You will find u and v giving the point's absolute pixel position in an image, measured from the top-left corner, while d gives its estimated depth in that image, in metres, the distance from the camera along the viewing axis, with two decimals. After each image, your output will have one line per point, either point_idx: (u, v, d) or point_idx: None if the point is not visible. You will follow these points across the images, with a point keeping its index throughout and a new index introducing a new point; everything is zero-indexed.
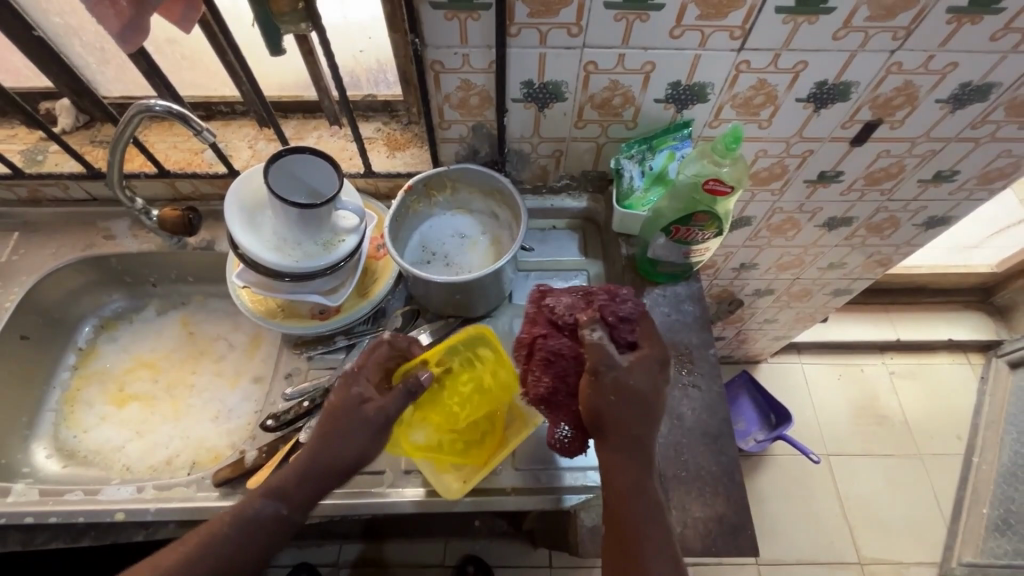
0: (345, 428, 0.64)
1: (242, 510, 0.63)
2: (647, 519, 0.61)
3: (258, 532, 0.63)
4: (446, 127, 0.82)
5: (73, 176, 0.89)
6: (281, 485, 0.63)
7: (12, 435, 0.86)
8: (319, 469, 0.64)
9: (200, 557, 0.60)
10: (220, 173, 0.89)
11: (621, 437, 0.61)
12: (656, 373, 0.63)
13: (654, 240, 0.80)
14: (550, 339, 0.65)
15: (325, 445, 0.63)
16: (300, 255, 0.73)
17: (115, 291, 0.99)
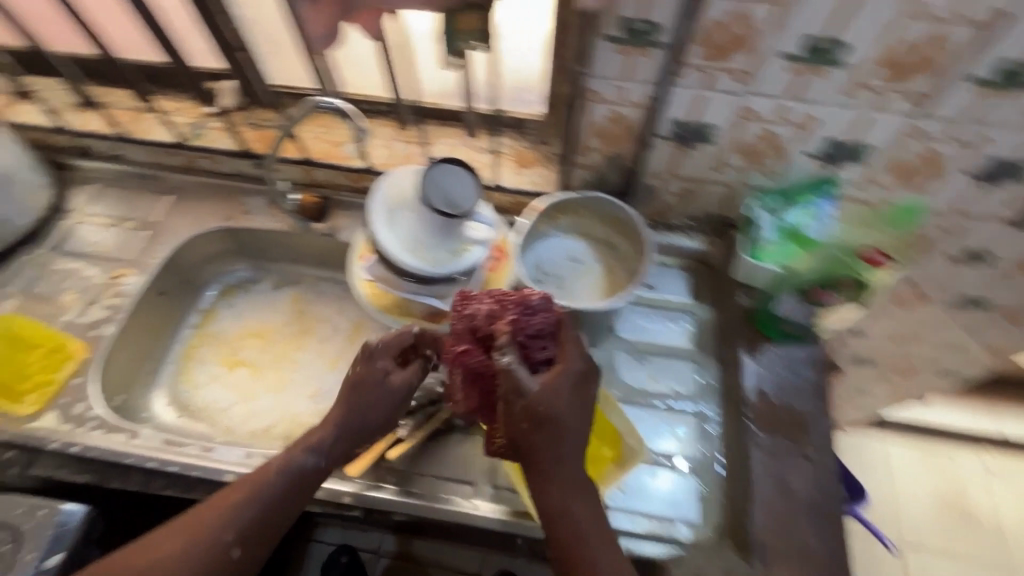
0: (378, 396, 0.70)
1: (286, 460, 0.66)
2: (576, 542, 0.60)
3: (305, 484, 0.66)
4: (582, 153, 0.82)
5: (227, 152, 0.97)
6: (325, 441, 0.67)
7: (139, 380, 0.93)
8: (357, 430, 0.69)
9: (254, 500, 0.63)
10: (355, 167, 0.94)
11: (541, 459, 0.62)
12: (568, 389, 0.63)
13: (784, 298, 0.79)
14: (467, 356, 0.67)
15: (362, 413, 0.69)
16: (427, 256, 0.75)
17: (239, 261, 1.05)
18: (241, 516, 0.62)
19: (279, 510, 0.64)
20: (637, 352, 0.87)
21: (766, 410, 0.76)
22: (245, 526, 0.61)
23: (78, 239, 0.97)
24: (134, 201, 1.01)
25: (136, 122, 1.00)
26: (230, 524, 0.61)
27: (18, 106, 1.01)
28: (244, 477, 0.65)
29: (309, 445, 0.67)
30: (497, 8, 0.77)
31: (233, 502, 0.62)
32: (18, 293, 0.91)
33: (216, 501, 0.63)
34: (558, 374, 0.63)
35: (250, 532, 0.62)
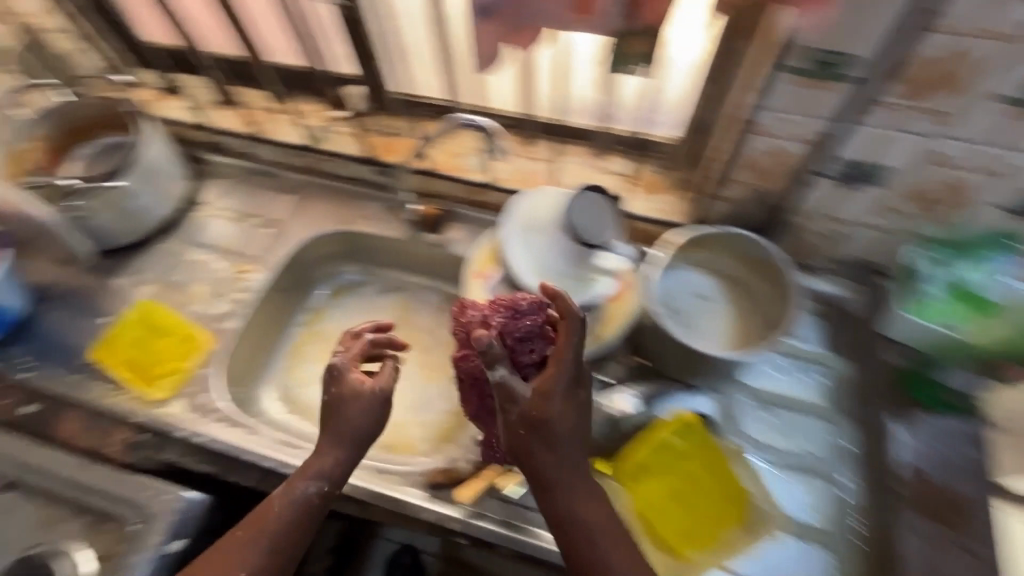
0: (359, 408, 0.70)
1: (286, 493, 0.67)
2: (585, 547, 0.60)
3: (310, 510, 0.67)
4: (724, 185, 0.77)
5: (351, 158, 0.99)
6: (324, 465, 0.68)
7: (254, 373, 0.96)
8: (350, 447, 0.70)
9: (265, 533, 0.64)
10: (478, 181, 0.94)
11: (544, 468, 0.61)
12: (562, 397, 0.61)
13: (957, 370, 0.73)
14: (466, 362, 0.73)
15: (343, 432, 0.69)
16: (555, 277, 0.72)
17: (348, 264, 1.07)
18: (253, 552, 0.63)
19: (294, 539, 0.65)
20: (764, 403, 0.80)
21: (919, 488, 0.69)
22: (257, 560, 0.62)
23: (208, 231, 1.02)
24: (259, 198, 1.06)
25: (268, 123, 1.04)
26: (247, 561, 0.62)
27: (164, 101, 1.09)
28: (250, 522, 0.65)
29: (307, 477, 0.67)
30: (668, 26, 0.69)
31: (245, 542, 0.63)
32: (154, 280, 0.97)
33: (229, 547, 0.63)
34: (550, 380, 0.61)
35: (268, 565, 0.63)
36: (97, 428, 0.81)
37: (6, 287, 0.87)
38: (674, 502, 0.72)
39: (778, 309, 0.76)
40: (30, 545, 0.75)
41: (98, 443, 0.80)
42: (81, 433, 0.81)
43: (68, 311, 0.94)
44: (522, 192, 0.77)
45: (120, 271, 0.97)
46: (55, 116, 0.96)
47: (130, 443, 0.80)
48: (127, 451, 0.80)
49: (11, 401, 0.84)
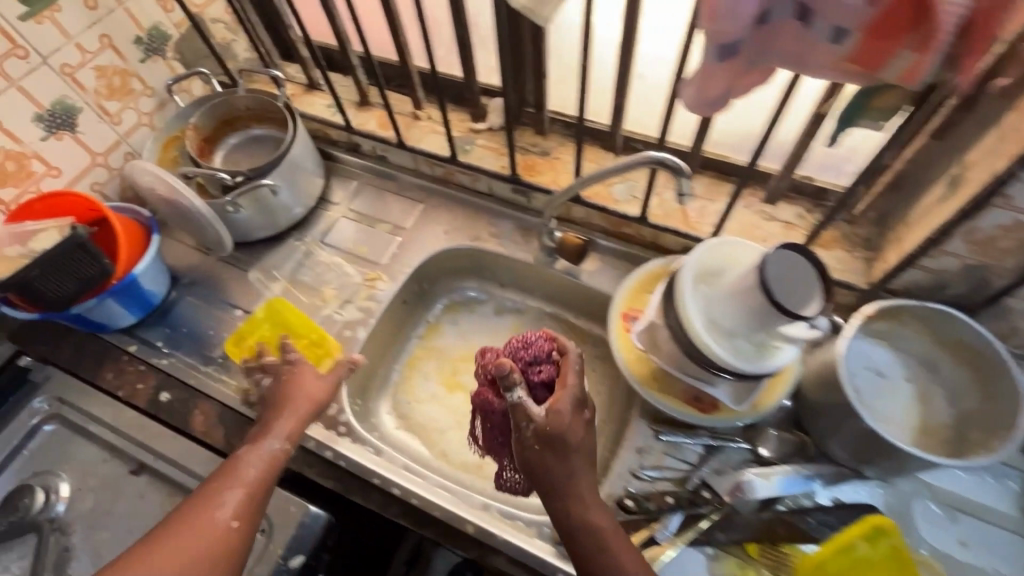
0: (307, 376, 0.77)
1: (253, 452, 0.69)
2: (592, 548, 0.61)
3: (275, 466, 0.69)
4: (930, 255, 0.68)
5: (493, 174, 0.95)
6: (284, 425, 0.72)
7: (372, 384, 0.95)
8: (305, 413, 0.74)
9: (234, 482, 0.66)
10: (629, 215, 0.87)
11: (554, 481, 0.63)
12: (570, 414, 0.66)
13: None
14: (478, 395, 0.77)
15: (301, 402, 0.74)
16: (734, 349, 0.66)
17: (470, 279, 1.04)
18: (221, 498, 0.64)
19: (264, 492, 0.67)
20: (948, 507, 0.70)
21: None
22: (233, 505, 0.64)
23: (338, 233, 1.01)
24: (389, 204, 1.04)
25: (407, 129, 1.02)
26: (229, 506, 0.64)
27: (307, 96, 1.09)
28: (221, 477, 0.66)
29: (269, 437, 0.71)
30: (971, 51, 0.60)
31: (228, 487, 0.65)
32: (286, 277, 0.97)
33: (210, 496, 0.64)
34: (562, 398, 0.67)
35: (248, 509, 0.65)
36: (226, 426, 0.82)
37: (153, 272, 0.88)
38: None
39: (993, 416, 0.66)
40: None
41: (229, 442, 0.81)
42: (211, 429, 0.82)
43: (203, 300, 0.95)
44: (704, 239, 0.70)
45: (253, 264, 0.98)
46: (211, 106, 0.98)
47: None
48: None
49: (149, 386, 0.86)
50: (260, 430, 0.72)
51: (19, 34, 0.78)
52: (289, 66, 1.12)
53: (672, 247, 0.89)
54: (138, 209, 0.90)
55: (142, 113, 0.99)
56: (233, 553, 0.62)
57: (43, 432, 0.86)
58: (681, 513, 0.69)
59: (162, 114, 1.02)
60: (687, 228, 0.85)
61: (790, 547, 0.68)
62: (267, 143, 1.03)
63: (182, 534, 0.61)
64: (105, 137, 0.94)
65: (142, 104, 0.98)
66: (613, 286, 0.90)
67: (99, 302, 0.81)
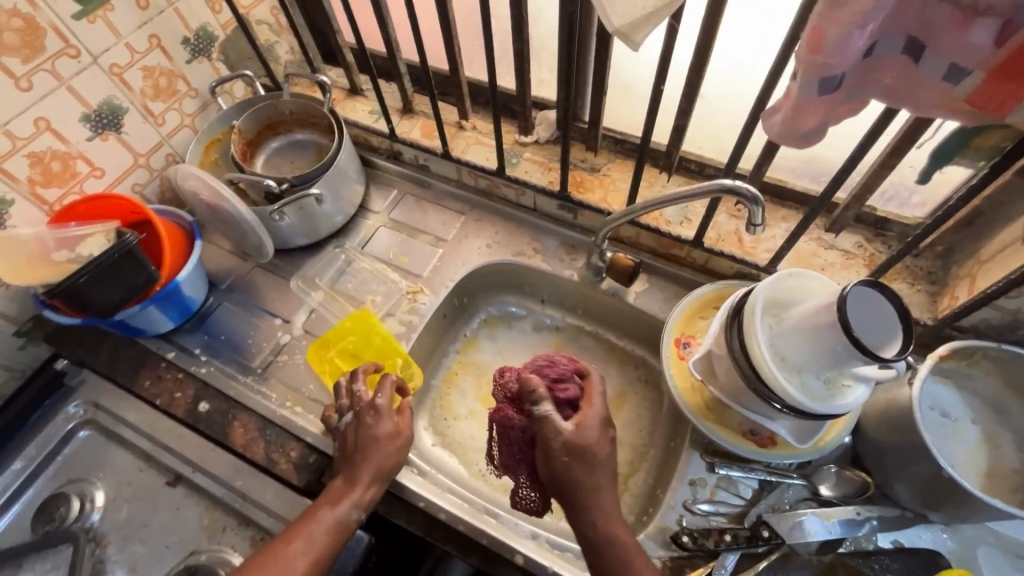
0: (388, 436, 0.73)
1: (322, 516, 0.66)
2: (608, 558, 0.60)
3: (344, 535, 0.66)
4: (1008, 296, 0.65)
5: (539, 189, 0.93)
6: (362, 490, 0.68)
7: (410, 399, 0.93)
8: (382, 481, 0.70)
9: (304, 548, 0.63)
10: (682, 237, 0.85)
11: (578, 492, 0.63)
12: (598, 429, 0.65)
13: None
14: (500, 410, 0.72)
15: (373, 468, 0.70)
16: (802, 386, 0.64)
17: (510, 294, 1.02)
18: (290, 564, 0.62)
19: (326, 562, 0.64)
20: (1013, 555, 0.68)
21: None
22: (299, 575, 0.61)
23: (379, 242, 0.99)
24: (430, 214, 1.02)
25: (453, 139, 0.99)
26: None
27: (349, 101, 1.07)
28: (287, 539, 0.64)
29: (339, 501, 0.67)
30: None
31: (295, 552, 0.63)
32: (325, 286, 0.95)
33: (276, 558, 0.62)
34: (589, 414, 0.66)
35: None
36: (267, 440, 0.79)
37: (195, 278, 0.87)
38: None
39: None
40: (193, 551, 0.76)
41: (269, 457, 0.78)
42: (252, 443, 0.79)
43: (240, 307, 0.94)
44: (777, 271, 0.68)
45: (292, 272, 0.97)
46: (256, 110, 0.97)
47: (297, 462, 0.78)
48: (294, 472, 0.77)
49: (188, 395, 0.84)
50: (335, 490, 0.69)
51: (71, 33, 0.77)
52: (332, 69, 1.10)
53: (724, 271, 0.86)
54: (181, 213, 0.89)
55: (185, 115, 0.97)
56: None
57: (78, 437, 0.85)
58: (738, 552, 0.67)
59: (204, 115, 1.00)
60: (744, 253, 0.83)
61: None
62: (308, 148, 1.01)
63: None
64: (147, 138, 0.92)
65: (186, 105, 0.96)
66: (661, 309, 0.88)
67: (142, 309, 0.81)
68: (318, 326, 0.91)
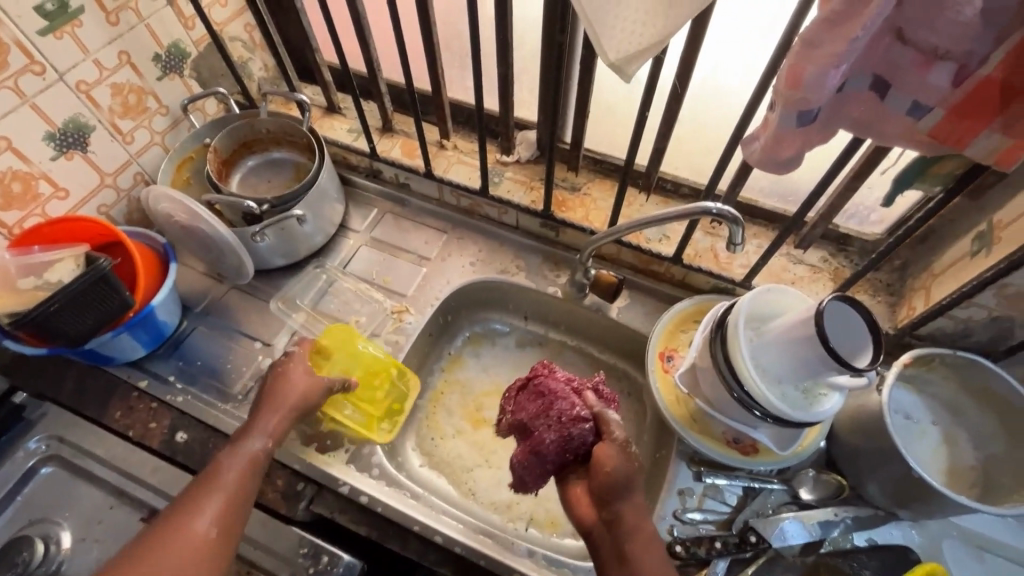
0: (295, 373, 0.75)
1: (236, 452, 0.66)
2: (649, 552, 0.58)
3: (256, 466, 0.66)
4: (962, 307, 0.71)
5: (521, 208, 0.95)
6: (268, 423, 0.70)
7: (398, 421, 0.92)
8: (289, 411, 0.72)
9: (212, 486, 0.63)
10: (662, 254, 0.88)
11: (633, 492, 0.61)
12: None
13: None
14: (549, 383, 0.71)
15: (286, 397, 0.72)
16: (782, 395, 0.68)
17: (493, 312, 1.03)
18: (205, 506, 0.61)
19: (248, 496, 0.65)
20: (973, 546, 0.73)
21: None
22: (214, 510, 0.61)
23: (360, 262, 0.98)
24: (411, 233, 1.01)
25: (435, 158, 1.00)
26: (208, 513, 0.61)
27: (327, 119, 1.06)
28: (203, 481, 0.63)
29: (251, 433, 0.69)
30: None
31: (208, 493, 0.62)
32: (307, 307, 0.94)
33: (188, 505, 0.61)
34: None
35: (230, 512, 0.62)
36: None
37: (170, 302, 0.85)
38: None
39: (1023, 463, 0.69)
40: None
41: None
42: None
43: (217, 330, 0.91)
44: (755, 286, 0.72)
45: (271, 294, 0.94)
46: (231, 129, 0.94)
47: (284, 491, 0.76)
48: (281, 502, 0.76)
49: (164, 426, 0.81)
50: (243, 430, 0.69)
51: (37, 49, 0.73)
52: (307, 86, 1.08)
53: (701, 285, 0.90)
54: (153, 235, 0.86)
55: (155, 132, 0.93)
56: (219, 562, 0.59)
57: (39, 474, 0.80)
58: (727, 559, 0.70)
59: (174, 133, 0.97)
60: (720, 269, 0.87)
61: None
62: (285, 166, 1.00)
63: (165, 546, 0.58)
64: (115, 157, 0.89)
65: (156, 122, 0.93)
66: (643, 324, 0.91)
67: (114, 336, 0.78)
68: None
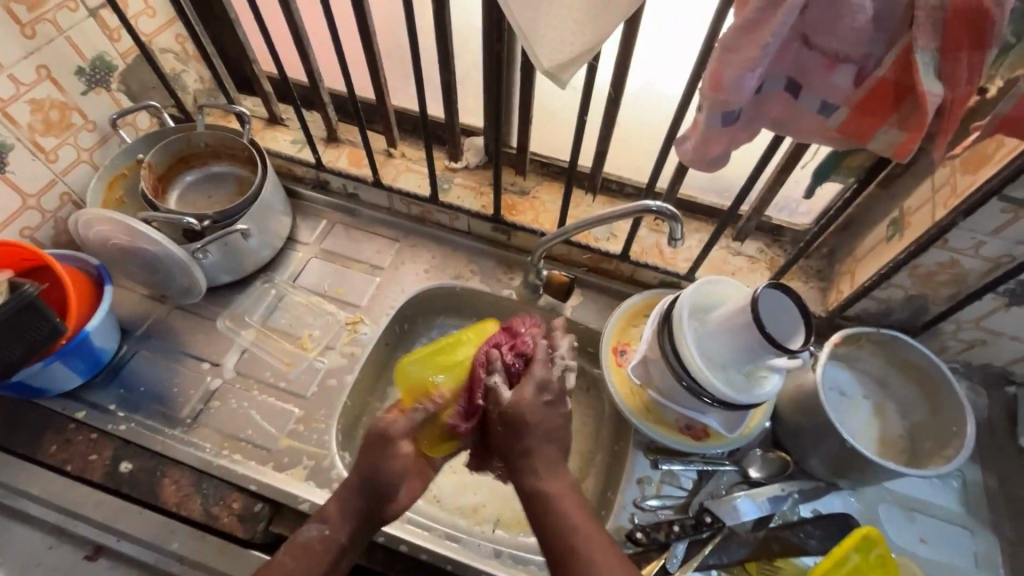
0: (386, 456, 0.66)
1: (295, 541, 0.62)
2: (544, 515, 0.58)
3: (309, 558, 0.61)
4: (883, 287, 0.77)
5: (472, 212, 0.96)
6: (333, 507, 0.64)
7: (358, 433, 0.90)
8: (358, 499, 0.64)
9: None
10: (611, 252, 0.91)
11: (519, 460, 0.61)
12: (540, 402, 0.62)
13: None
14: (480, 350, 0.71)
15: (368, 479, 0.65)
16: (727, 380, 0.71)
17: (450, 317, 1.02)
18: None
19: None
20: (906, 508, 0.79)
21: None
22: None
23: (311, 275, 0.96)
24: (363, 243, 1.00)
25: (383, 167, 0.99)
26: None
27: (269, 131, 1.04)
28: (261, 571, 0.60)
29: (307, 522, 0.64)
30: None
31: None
32: (257, 324, 0.91)
33: None
34: (530, 384, 0.63)
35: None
36: (204, 494, 0.74)
37: (107, 326, 0.81)
38: None
39: (943, 426, 0.75)
40: None
41: (208, 512, 0.73)
42: (187, 500, 0.74)
43: (160, 353, 0.87)
44: (696, 278, 0.76)
45: (218, 312, 0.91)
46: (166, 144, 0.91)
47: (240, 514, 0.73)
48: (238, 526, 0.73)
49: (105, 457, 0.77)
50: (322, 510, 0.64)
51: None
52: (247, 98, 1.05)
53: (650, 280, 0.94)
54: (86, 257, 0.82)
55: (82, 149, 0.88)
56: None
57: None
58: (685, 541, 0.73)
59: (104, 149, 0.92)
60: (666, 264, 0.90)
61: (785, 561, 0.74)
62: (227, 180, 0.97)
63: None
64: (38, 176, 0.84)
65: (82, 139, 0.88)
66: (597, 321, 0.93)
67: (45, 366, 0.74)
68: (250, 366, 0.87)
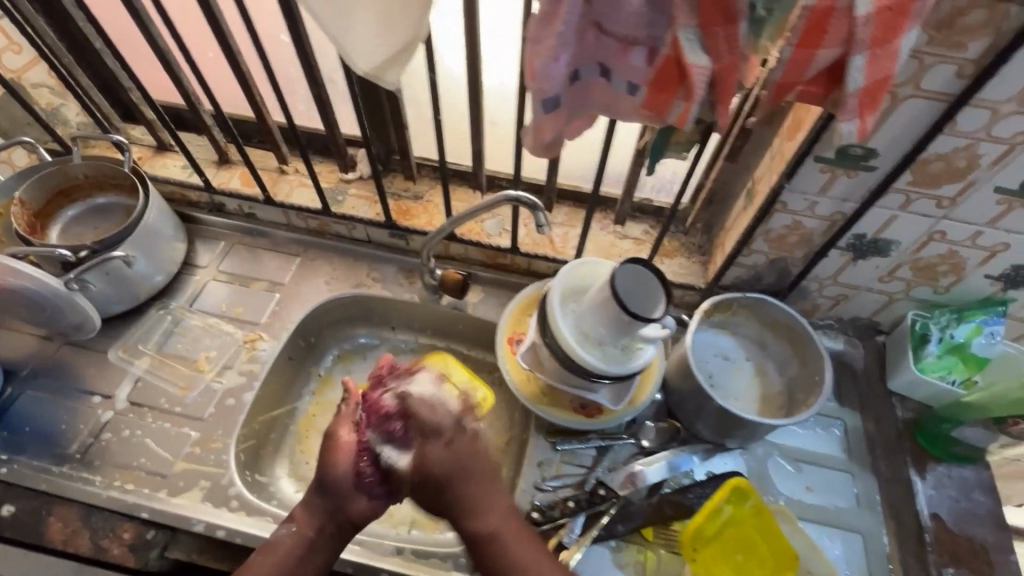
0: (333, 460, 0.67)
1: (269, 545, 0.65)
2: (494, 551, 0.65)
3: (285, 555, 0.64)
4: (747, 254, 0.82)
5: (367, 221, 0.97)
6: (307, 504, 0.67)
7: (265, 450, 0.89)
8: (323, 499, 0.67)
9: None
10: (502, 246, 0.94)
11: (456, 504, 0.66)
12: (444, 445, 0.67)
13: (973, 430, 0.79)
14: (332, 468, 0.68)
15: (329, 483, 0.67)
16: (605, 356, 0.74)
17: (359, 326, 1.03)
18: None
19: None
20: (793, 459, 0.84)
21: (942, 534, 0.77)
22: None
23: (209, 297, 0.96)
24: (263, 260, 1.00)
25: (275, 184, 1.00)
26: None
27: (158, 158, 1.03)
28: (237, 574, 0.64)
29: (279, 523, 0.67)
30: None
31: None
32: (152, 351, 0.90)
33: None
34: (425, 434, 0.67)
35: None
36: (93, 528, 0.73)
37: None
38: (728, 543, 0.74)
39: (811, 378, 0.80)
40: None
41: (97, 545, 0.72)
42: (75, 535, 0.73)
43: (48, 391, 0.85)
44: (570, 261, 0.79)
45: (110, 344, 0.90)
46: (41, 179, 0.89)
47: (132, 543, 0.73)
48: (129, 555, 0.72)
49: None
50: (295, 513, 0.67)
51: None
52: (132, 127, 1.05)
53: (546, 271, 0.97)
54: None
55: None
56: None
57: None
58: (582, 515, 0.75)
59: None
60: (556, 253, 0.93)
61: (680, 523, 0.77)
62: (113, 211, 0.96)
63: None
64: None
65: None
66: (497, 314, 0.96)
67: None
68: (143, 394, 0.85)
